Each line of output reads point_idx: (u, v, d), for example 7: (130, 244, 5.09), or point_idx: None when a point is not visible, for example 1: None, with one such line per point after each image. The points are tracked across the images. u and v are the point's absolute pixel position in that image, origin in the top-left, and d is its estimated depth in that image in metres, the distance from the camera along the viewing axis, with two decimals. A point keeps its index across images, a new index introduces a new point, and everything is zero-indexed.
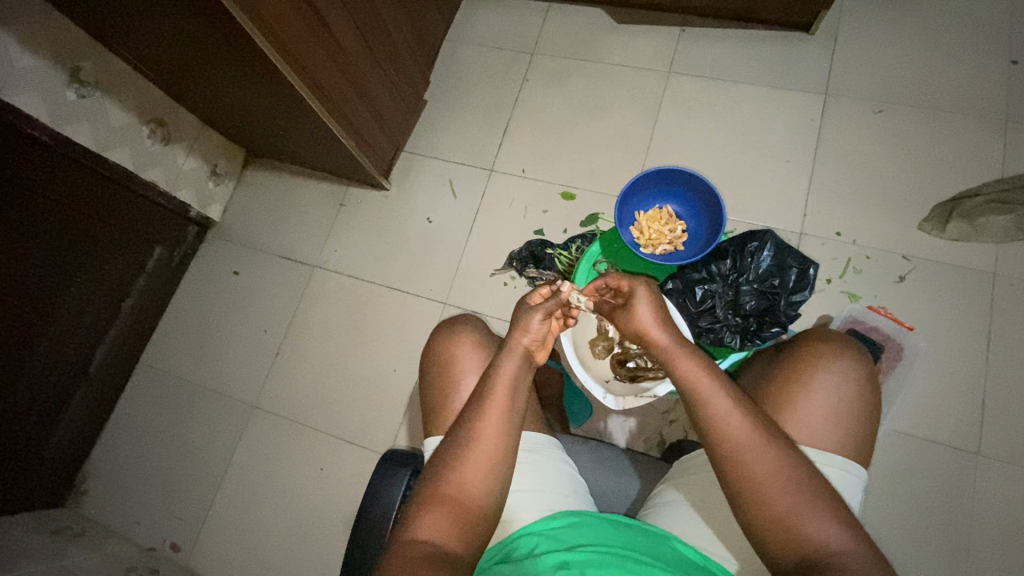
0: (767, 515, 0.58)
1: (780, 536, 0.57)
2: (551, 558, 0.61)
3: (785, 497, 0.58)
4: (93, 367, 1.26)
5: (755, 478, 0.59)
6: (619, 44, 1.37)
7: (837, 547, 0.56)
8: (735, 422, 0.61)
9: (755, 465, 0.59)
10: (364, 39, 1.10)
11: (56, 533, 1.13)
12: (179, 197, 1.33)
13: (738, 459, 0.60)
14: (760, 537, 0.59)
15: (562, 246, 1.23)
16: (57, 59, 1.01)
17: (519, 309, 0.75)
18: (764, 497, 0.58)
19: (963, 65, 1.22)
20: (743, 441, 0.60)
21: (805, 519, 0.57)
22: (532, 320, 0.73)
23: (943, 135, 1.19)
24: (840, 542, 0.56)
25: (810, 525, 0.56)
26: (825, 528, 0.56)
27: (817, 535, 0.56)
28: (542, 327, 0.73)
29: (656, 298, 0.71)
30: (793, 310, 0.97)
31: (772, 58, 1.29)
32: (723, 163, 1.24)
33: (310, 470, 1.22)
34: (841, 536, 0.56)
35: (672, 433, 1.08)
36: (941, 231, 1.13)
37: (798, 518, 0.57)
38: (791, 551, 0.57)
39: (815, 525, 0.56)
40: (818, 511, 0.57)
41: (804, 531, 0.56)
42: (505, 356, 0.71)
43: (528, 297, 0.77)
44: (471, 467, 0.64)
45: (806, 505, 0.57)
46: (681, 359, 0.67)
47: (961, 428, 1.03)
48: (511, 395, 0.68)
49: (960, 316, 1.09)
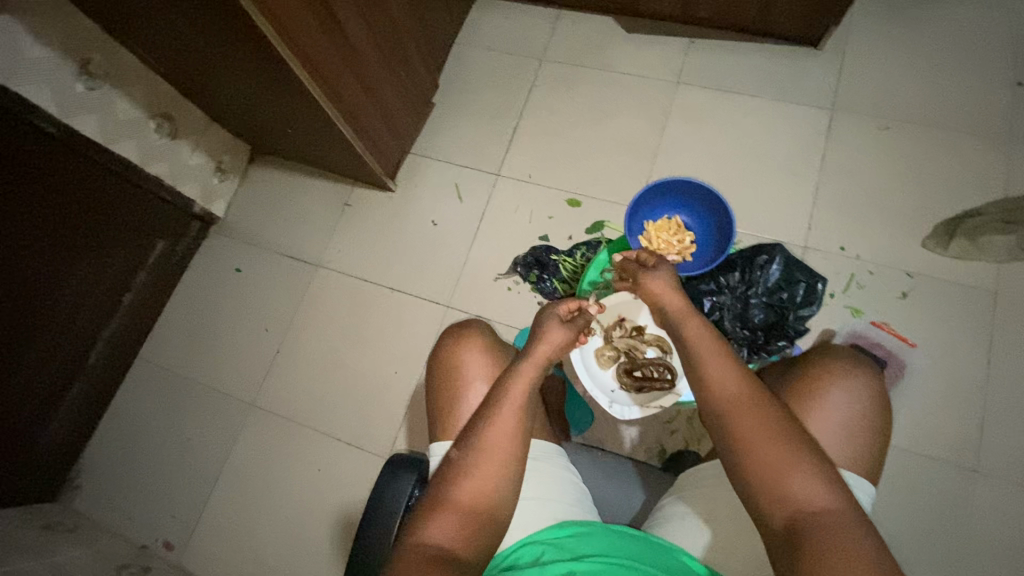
0: (754, 479, 0.58)
1: (767, 497, 0.57)
2: (556, 566, 0.61)
3: (773, 454, 0.58)
4: (91, 361, 1.25)
5: (747, 438, 0.59)
6: (628, 53, 1.38)
7: (825, 506, 0.55)
8: (731, 385, 0.62)
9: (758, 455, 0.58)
10: (376, 41, 1.11)
11: (48, 528, 1.11)
12: (183, 191, 1.32)
13: (729, 419, 0.61)
14: (750, 499, 0.59)
15: (567, 252, 1.24)
16: (66, 51, 1.01)
17: (548, 318, 0.78)
18: (754, 456, 0.58)
19: (967, 84, 1.24)
20: (735, 403, 0.61)
21: (792, 477, 0.56)
22: (555, 327, 0.76)
23: (948, 153, 1.20)
24: (827, 502, 0.55)
25: (796, 482, 0.56)
26: (812, 487, 0.56)
27: (803, 493, 0.56)
28: (564, 340, 0.75)
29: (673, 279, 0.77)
30: (801, 324, 0.99)
31: (780, 73, 1.30)
32: (730, 174, 1.25)
33: (306, 471, 1.21)
34: (829, 497, 0.55)
35: (673, 443, 1.08)
36: (943, 249, 1.14)
37: (783, 475, 0.57)
38: (778, 510, 0.56)
39: (801, 481, 0.56)
40: (806, 468, 0.56)
41: (792, 491, 0.56)
42: (523, 361, 0.72)
43: (560, 307, 0.79)
44: (480, 464, 0.64)
45: (791, 462, 0.57)
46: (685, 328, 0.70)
47: (961, 445, 1.03)
48: (524, 395, 0.69)
49: (961, 334, 1.09)
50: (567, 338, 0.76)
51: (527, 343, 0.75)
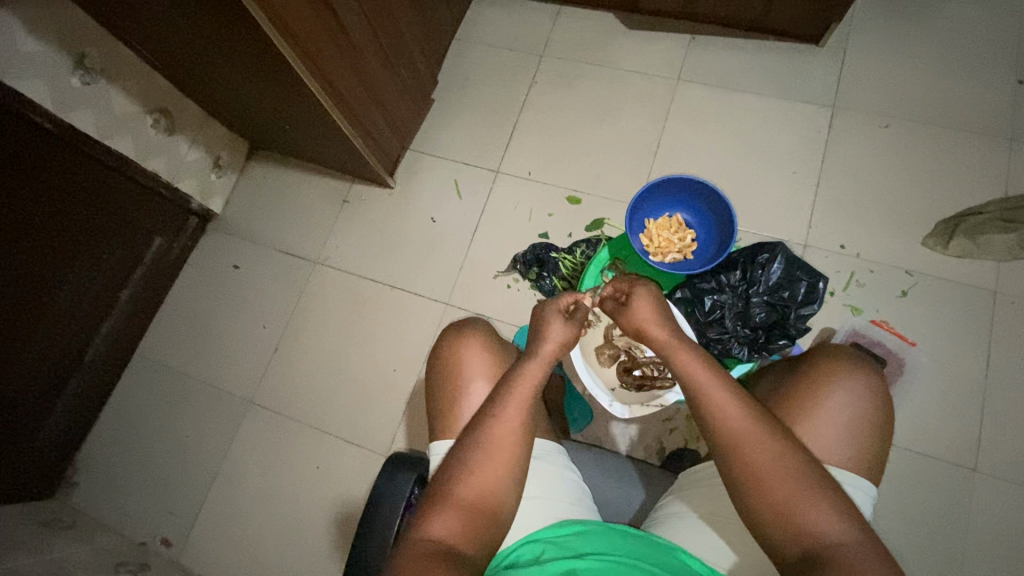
0: (768, 502, 0.58)
1: (782, 528, 0.57)
2: (557, 564, 0.61)
3: (784, 487, 0.58)
4: (88, 358, 1.24)
5: (754, 469, 0.59)
6: (629, 49, 1.37)
7: (840, 538, 0.55)
8: (735, 414, 0.62)
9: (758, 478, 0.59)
10: (376, 36, 1.10)
11: (46, 525, 1.11)
12: (180, 187, 1.31)
13: (736, 449, 0.61)
14: (763, 527, 0.59)
15: (567, 250, 1.22)
16: (62, 45, 1.00)
17: (546, 313, 0.76)
18: (763, 487, 0.59)
19: (969, 82, 1.23)
20: (740, 432, 0.61)
21: (805, 509, 0.57)
22: (557, 325, 0.74)
23: (949, 152, 1.20)
24: (842, 533, 0.55)
25: (790, 499, 0.57)
26: (826, 518, 0.56)
27: (817, 525, 0.56)
28: (568, 336, 0.74)
29: (658, 296, 0.74)
30: (803, 323, 0.98)
31: (781, 70, 1.29)
32: (730, 172, 1.24)
33: (305, 468, 1.21)
34: (843, 526, 0.56)
35: (672, 442, 1.08)
36: (944, 247, 1.13)
37: (797, 507, 0.57)
38: (793, 542, 0.57)
39: (814, 514, 0.56)
40: (818, 499, 0.57)
41: (807, 522, 0.56)
42: (527, 361, 0.71)
43: (557, 301, 0.78)
44: (483, 462, 0.63)
45: (804, 495, 0.57)
46: (680, 350, 0.69)
47: (960, 444, 1.04)
48: (527, 396, 0.68)
49: (961, 333, 1.09)
50: (568, 331, 0.74)
51: (530, 342, 0.74)
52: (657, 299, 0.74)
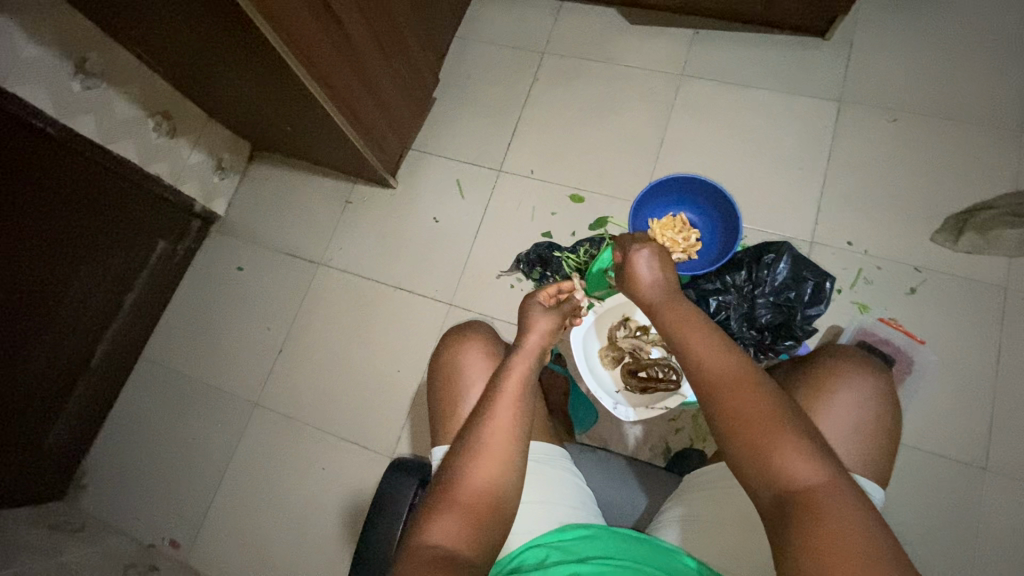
0: (743, 446, 0.56)
1: (759, 471, 0.55)
2: (561, 568, 0.60)
3: (764, 428, 0.55)
4: (95, 361, 1.25)
5: (735, 413, 0.57)
6: (631, 45, 1.35)
7: (813, 480, 0.52)
8: (719, 359, 0.60)
9: (752, 436, 0.55)
10: (376, 37, 1.09)
11: (55, 528, 1.12)
12: (183, 190, 1.31)
13: (716, 391, 0.59)
14: (740, 470, 0.56)
15: (570, 250, 1.20)
16: (63, 50, 0.99)
17: (531, 307, 0.76)
18: (741, 428, 0.56)
19: (978, 73, 1.21)
20: (723, 375, 0.59)
21: (781, 449, 0.54)
22: (541, 318, 0.75)
23: (958, 146, 1.18)
24: (816, 474, 0.53)
25: (786, 459, 0.53)
26: (801, 458, 0.53)
27: (793, 467, 0.53)
28: (552, 326, 0.75)
29: (661, 256, 0.72)
30: (809, 324, 0.97)
31: (787, 64, 1.27)
32: (735, 169, 1.23)
33: (311, 470, 1.21)
34: (822, 473, 0.53)
35: (678, 441, 1.07)
36: (952, 243, 1.12)
37: (774, 448, 0.54)
38: (768, 484, 0.54)
39: (792, 456, 0.54)
40: (798, 444, 0.54)
41: (782, 464, 0.54)
42: (516, 355, 0.71)
43: (539, 294, 0.78)
44: (478, 459, 0.64)
45: (781, 435, 0.54)
46: (671, 305, 0.67)
47: (970, 443, 1.02)
48: (521, 390, 0.68)
49: (971, 330, 1.08)
50: (552, 325, 0.75)
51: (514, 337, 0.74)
52: (659, 259, 0.72)
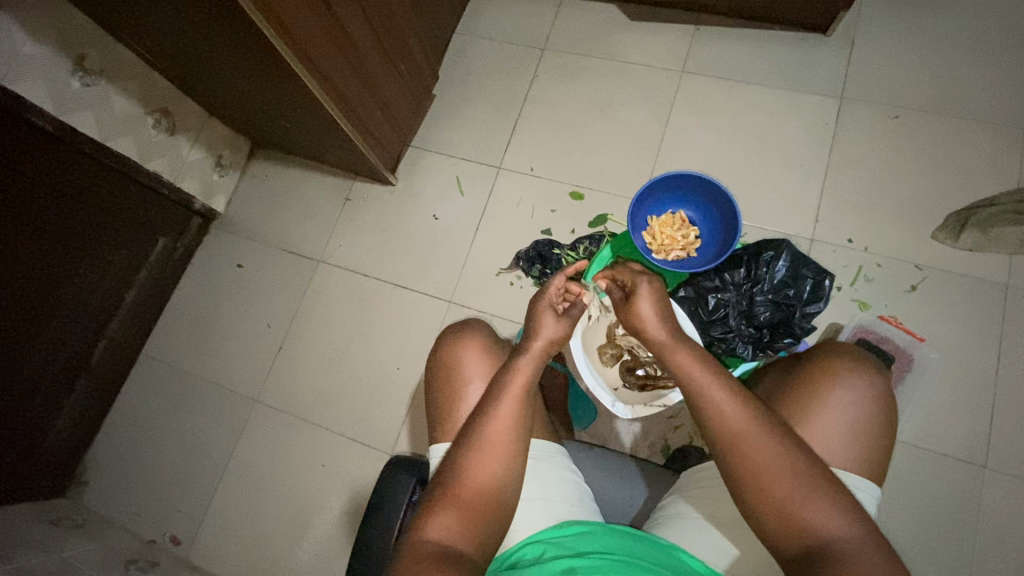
0: (767, 500, 0.58)
1: (780, 522, 0.57)
2: (559, 562, 0.61)
3: (787, 484, 0.57)
4: (95, 358, 1.25)
5: (755, 468, 0.59)
6: (632, 41, 1.35)
7: (839, 534, 0.55)
8: (738, 413, 0.61)
9: (777, 493, 0.57)
10: (375, 34, 1.09)
11: (56, 524, 1.12)
12: (183, 187, 1.31)
13: (738, 448, 0.60)
14: (764, 524, 0.58)
15: (570, 246, 1.21)
16: (62, 46, 0.99)
17: (541, 310, 0.76)
18: (764, 485, 0.58)
19: (981, 69, 1.20)
20: (742, 429, 0.60)
21: (802, 503, 0.57)
22: (550, 322, 0.74)
23: (960, 143, 1.17)
24: (842, 529, 0.56)
25: (810, 514, 0.56)
26: (823, 511, 0.56)
27: (818, 523, 0.56)
28: (561, 334, 0.74)
29: (661, 295, 0.72)
30: (808, 322, 0.96)
31: (789, 61, 1.27)
32: (736, 166, 1.22)
33: (311, 466, 1.22)
34: (844, 524, 0.56)
35: (677, 439, 1.07)
36: (954, 240, 1.11)
37: (798, 504, 0.57)
38: (791, 538, 0.57)
39: (815, 510, 0.56)
40: (820, 497, 0.57)
41: (808, 519, 0.56)
42: (520, 359, 0.71)
43: (547, 294, 0.77)
44: (479, 460, 0.64)
45: (806, 492, 0.57)
46: (680, 351, 0.67)
47: (970, 441, 1.02)
48: (520, 393, 0.68)
49: (972, 328, 1.07)
50: (561, 327, 0.75)
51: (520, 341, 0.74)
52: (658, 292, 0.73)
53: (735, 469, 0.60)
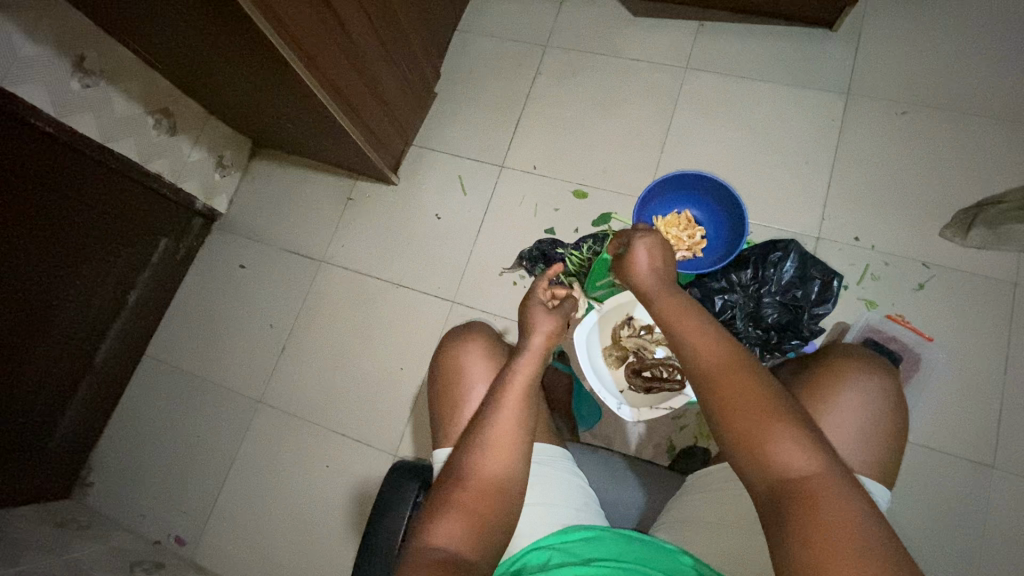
0: (736, 435, 0.55)
1: (751, 461, 0.54)
2: (564, 569, 0.60)
3: (758, 417, 0.55)
4: (99, 360, 1.25)
5: (726, 405, 0.57)
6: (635, 38, 1.34)
7: (808, 472, 0.52)
8: (714, 350, 0.59)
9: (746, 425, 0.55)
10: (376, 33, 1.08)
11: (61, 526, 1.13)
12: (184, 187, 1.30)
13: (712, 383, 0.58)
14: (735, 463, 0.56)
15: (573, 246, 1.19)
16: (62, 47, 0.98)
17: (534, 308, 0.76)
18: (734, 420, 0.56)
19: (988, 63, 1.19)
20: (717, 364, 0.59)
21: (773, 439, 0.53)
22: (543, 316, 0.75)
23: (967, 139, 1.16)
24: (810, 465, 0.52)
25: (780, 448, 0.53)
26: (794, 446, 0.53)
27: (785, 457, 0.53)
28: (554, 328, 0.74)
29: (657, 244, 0.73)
30: (817, 323, 0.96)
31: (793, 57, 1.25)
32: (741, 164, 1.21)
33: (315, 467, 1.22)
34: (814, 460, 0.52)
35: (682, 439, 1.07)
36: (963, 238, 1.10)
37: (766, 436, 0.54)
38: (762, 474, 0.54)
39: (784, 445, 0.53)
40: (790, 430, 0.53)
41: (776, 455, 0.53)
42: (521, 358, 0.71)
43: (537, 292, 0.79)
44: (480, 465, 0.63)
45: (774, 426, 0.54)
46: (665, 297, 0.68)
47: (977, 440, 1.01)
48: (524, 391, 0.68)
49: (979, 327, 1.06)
50: (555, 326, 0.74)
51: (519, 336, 0.75)
52: (654, 246, 0.73)
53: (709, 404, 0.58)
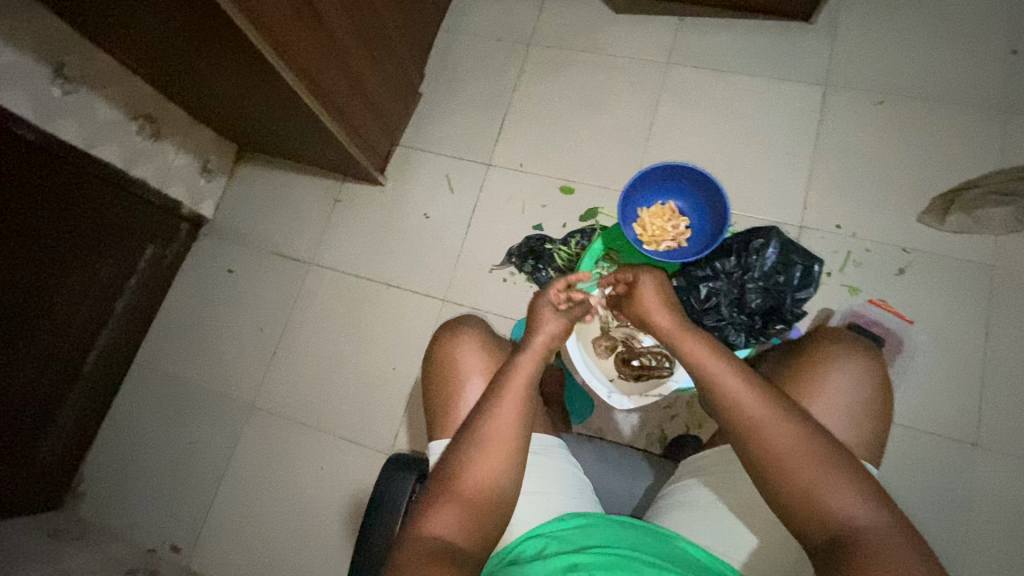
0: (789, 487, 0.58)
1: (806, 511, 0.57)
2: (560, 557, 0.61)
3: (805, 471, 0.58)
4: (87, 368, 1.24)
5: (777, 455, 0.59)
6: (616, 34, 1.35)
7: (863, 519, 0.55)
8: (752, 402, 0.62)
9: (798, 475, 0.58)
10: (360, 34, 1.08)
11: (53, 536, 1.12)
12: (169, 193, 1.30)
13: (756, 438, 0.61)
14: (788, 513, 0.59)
15: (561, 241, 1.21)
16: (42, 54, 0.98)
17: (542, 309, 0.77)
18: (786, 472, 0.58)
19: (961, 52, 1.22)
20: (756, 415, 0.61)
21: (829, 491, 0.57)
22: (549, 316, 0.75)
23: (943, 127, 1.18)
24: (866, 515, 0.56)
25: (836, 498, 0.56)
26: (847, 495, 0.56)
27: (835, 506, 0.56)
28: (559, 330, 0.75)
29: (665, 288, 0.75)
30: (799, 307, 0.98)
31: (773, 50, 1.28)
32: (724, 156, 1.23)
33: (310, 469, 1.21)
34: (867, 507, 0.56)
35: (673, 428, 1.08)
36: (940, 223, 1.13)
37: (818, 487, 0.57)
38: (819, 525, 0.57)
39: (840, 494, 0.56)
40: (841, 479, 0.57)
41: (832, 505, 0.56)
42: (522, 356, 0.72)
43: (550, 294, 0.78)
44: (479, 459, 0.64)
45: (827, 477, 0.57)
46: (688, 340, 0.69)
47: (960, 420, 1.04)
48: (525, 390, 0.68)
49: (959, 310, 1.09)
50: (562, 325, 0.75)
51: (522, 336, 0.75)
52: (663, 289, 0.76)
53: (757, 455, 0.60)
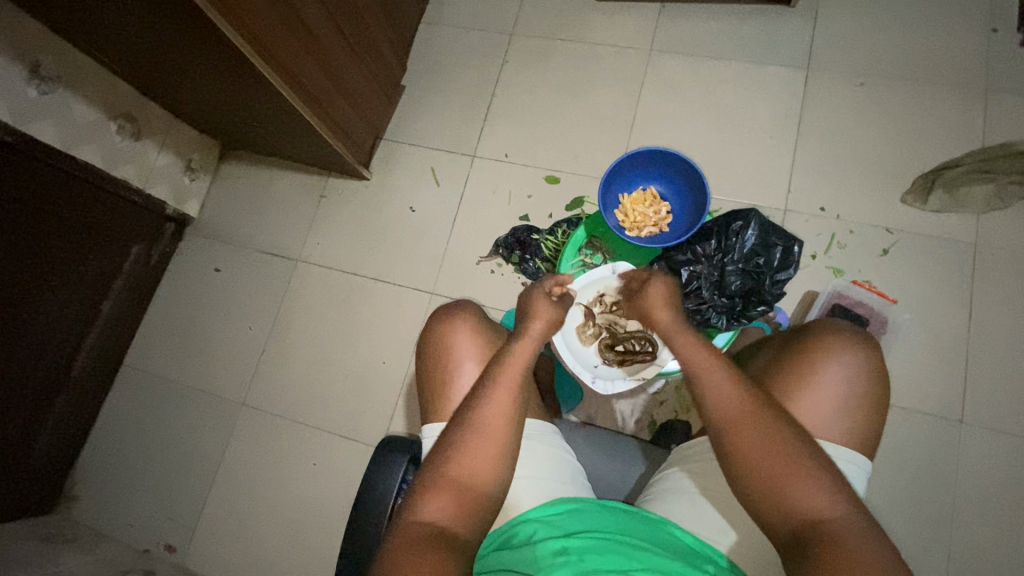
0: (759, 482, 0.59)
1: (776, 507, 0.58)
2: (549, 543, 0.62)
3: (777, 468, 0.59)
4: (76, 371, 1.24)
5: (750, 451, 0.60)
6: (598, 23, 1.35)
7: (833, 519, 0.56)
8: (733, 396, 0.63)
9: (769, 470, 0.59)
10: (340, 29, 1.07)
11: (47, 539, 1.11)
12: (153, 193, 1.29)
13: (734, 433, 0.62)
14: (757, 507, 0.60)
15: (547, 231, 1.21)
16: (16, 53, 0.97)
17: (534, 300, 0.79)
18: (757, 468, 0.60)
19: (941, 32, 1.22)
20: (735, 410, 0.63)
21: (799, 489, 0.57)
22: (542, 307, 0.77)
23: (924, 107, 1.19)
24: (836, 516, 0.56)
25: (805, 497, 0.57)
26: (818, 494, 0.57)
27: (811, 503, 0.57)
28: (550, 319, 0.76)
29: (672, 289, 0.79)
30: (779, 288, 0.98)
31: (754, 35, 1.27)
32: (707, 142, 1.23)
33: (303, 465, 1.22)
34: (838, 508, 0.56)
35: (663, 414, 1.09)
36: (923, 203, 1.13)
37: (788, 484, 0.58)
38: (788, 520, 0.58)
39: (811, 494, 0.57)
40: (812, 478, 0.58)
41: (802, 502, 0.57)
42: (516, 342, 0.72)
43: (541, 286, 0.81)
44: (473, 445, 0.64)
45: (799, 476, 0.58)
46: (683, 336, 0.72)
47: (946, 397, 1.05)
48: (519, 377, 0.69)
49: (944, 289, 1.10)
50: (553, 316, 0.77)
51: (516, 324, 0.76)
52: (670, 289, 0.80)
53: (731, 450, 0.62)
